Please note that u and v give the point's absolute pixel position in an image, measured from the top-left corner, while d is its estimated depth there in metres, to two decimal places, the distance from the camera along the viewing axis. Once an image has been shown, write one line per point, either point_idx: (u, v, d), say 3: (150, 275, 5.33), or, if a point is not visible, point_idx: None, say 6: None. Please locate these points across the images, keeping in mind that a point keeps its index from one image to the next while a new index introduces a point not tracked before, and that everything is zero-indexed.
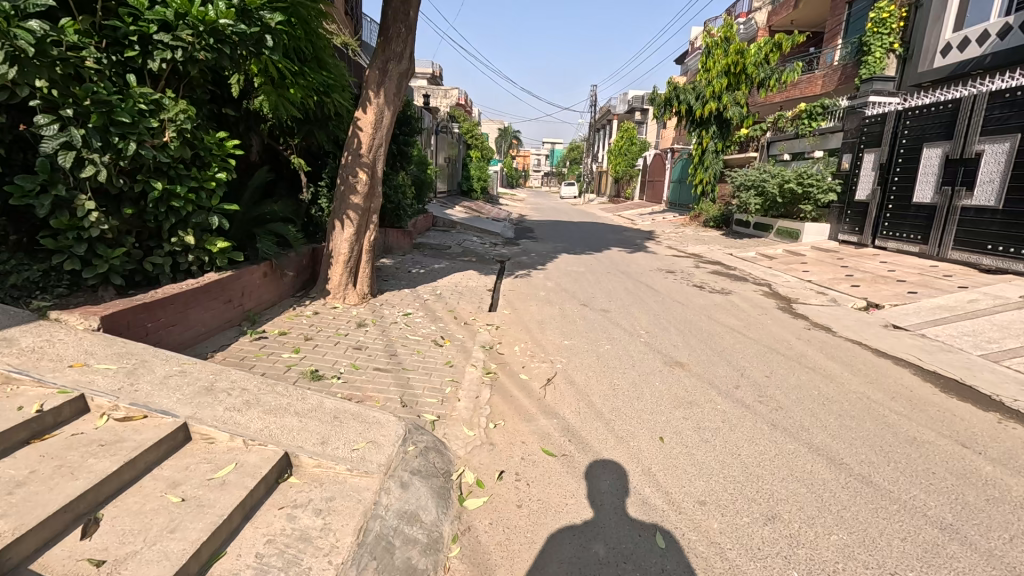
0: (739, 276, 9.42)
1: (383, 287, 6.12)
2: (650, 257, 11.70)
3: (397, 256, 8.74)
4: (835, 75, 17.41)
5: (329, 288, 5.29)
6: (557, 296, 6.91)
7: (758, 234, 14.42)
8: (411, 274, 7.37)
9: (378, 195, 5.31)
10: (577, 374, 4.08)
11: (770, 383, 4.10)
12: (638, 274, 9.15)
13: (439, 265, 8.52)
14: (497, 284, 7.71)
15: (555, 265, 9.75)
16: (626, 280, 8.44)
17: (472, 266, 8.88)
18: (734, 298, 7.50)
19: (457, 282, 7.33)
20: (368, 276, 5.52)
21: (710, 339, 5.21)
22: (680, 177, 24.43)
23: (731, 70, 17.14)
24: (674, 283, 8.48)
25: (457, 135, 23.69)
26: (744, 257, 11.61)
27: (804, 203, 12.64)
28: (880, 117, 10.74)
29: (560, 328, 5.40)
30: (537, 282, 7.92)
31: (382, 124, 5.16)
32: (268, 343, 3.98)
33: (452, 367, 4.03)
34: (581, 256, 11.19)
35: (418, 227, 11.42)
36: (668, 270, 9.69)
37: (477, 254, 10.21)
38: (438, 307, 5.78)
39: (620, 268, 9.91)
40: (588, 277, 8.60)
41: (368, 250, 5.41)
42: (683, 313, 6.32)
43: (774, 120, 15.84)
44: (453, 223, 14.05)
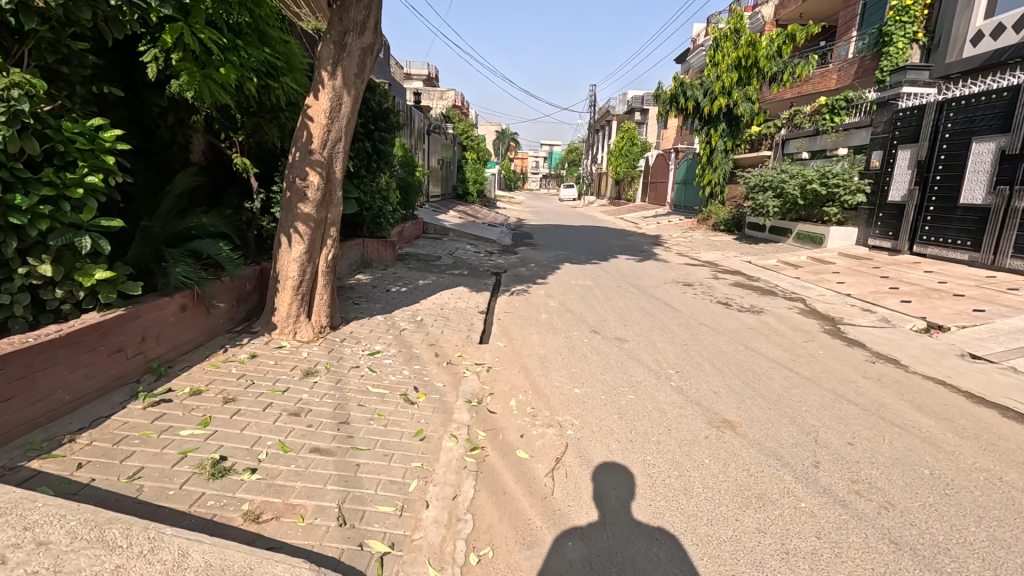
0: (765, 289, 8.35)
1: (350, 314, 5.02)
2: (662, 266, 10.65)
3: (377, 270, 7.65)
4: (852, 69, 16.36)
5: (275, 319, 4.18)
6: (562, 319, 5.84)
7: (776, 239, 13.37)
8: (391, 295, 6.29)
9: (337, 202, 4.22)
10: (594, 447, 2.99)
11: (854, 452, 3.04)
12: (652, 287, 8.10)
13: (426, 281, 7.45)
14: (492, 304, 6.63)
15: (557, 277, 8.68)
16: (640, 295, 7.38)
17: (464, 281, 7.80)
18: (767, 317, 6.47)
19: (444, 303, 6.24)
20: (326, 304, 4.41)
21: (757, 380, 4.17)
22: (685, 178, 23.35)
23: (741, 63, 16.14)
24: (694, 298, 7.45)
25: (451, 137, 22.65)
26: (765, 266, 10.56)
27: (828, 205, 11.60)
28: (917, 109, 9.72)
29: (568, 366, 4.33)
30: (538, 299, 6.85)
31: (339, 113, 4.06)
32: (168, 412, 2.88)
33: (422, 441, 2.93)
34: (586, 266, 10.11)
35: (404, 236, 10.35)
36: (685, 282, 8.64)
37: (471, 266, 9.13)
38: (416, 340, 4.68)
39: (631, 279, 8.84)
40: (597, 292, 7.53)
41: (324, 272, 4.29)
42: (715, 341, 5.26)
43: (789, 116, 14.80)
44: (446, 230, 12.99)
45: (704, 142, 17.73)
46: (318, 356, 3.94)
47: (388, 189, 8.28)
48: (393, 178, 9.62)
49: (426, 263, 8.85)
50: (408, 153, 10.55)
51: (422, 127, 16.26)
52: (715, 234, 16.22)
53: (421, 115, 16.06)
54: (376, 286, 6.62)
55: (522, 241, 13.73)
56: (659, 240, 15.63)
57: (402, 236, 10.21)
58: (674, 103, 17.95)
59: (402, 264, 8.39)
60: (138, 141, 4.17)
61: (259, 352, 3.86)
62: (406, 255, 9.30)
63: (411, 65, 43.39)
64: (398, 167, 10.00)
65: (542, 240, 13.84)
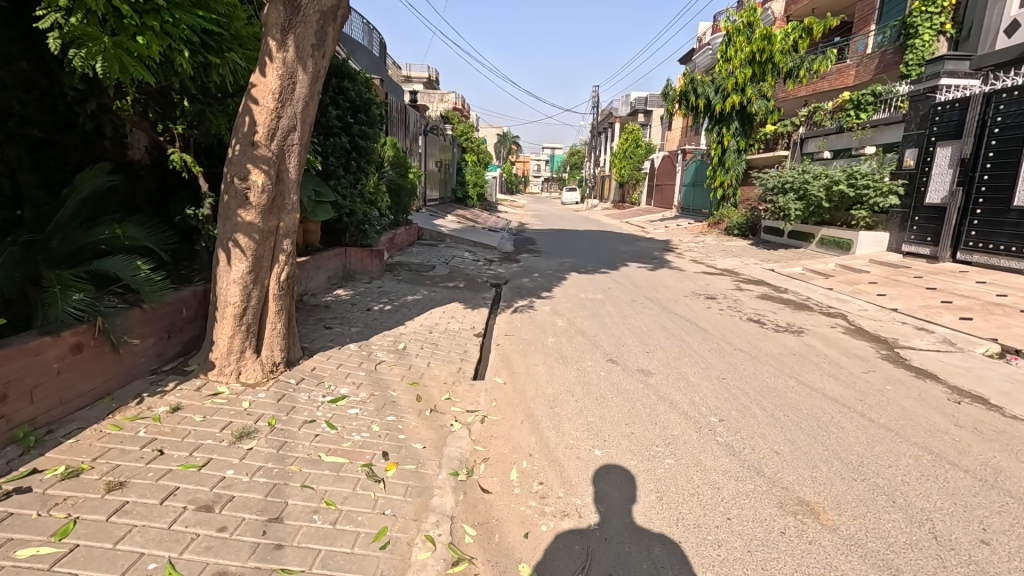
0: (797, 302, 7.48)
1: (316, 344, 4.13)
2: (677, 275, 9.77)
3: (361, 283, 6.79)
4: (872, 64, 15.50)
5: (213, 356, 3.30)
6: (571, 344, 4.97)
7: (797, 244, 12.49)
8: (375, 314, 5.44)
9: (292, 208, 3.35)
10: (612, 478, 2.70)
11: (994, 559, 2.15)
12: (670, 300, 7.24)
13: (417, 295, 6.60)
14: (491, 323, 5.78)
15: (564, 289, 7.82)
16: (658, 311, 6.50)
17: (460, 295, 6.93)
18: (808, 338, 5.59)
19: (436, 323, 5.37)
20: (282, 335, 3.53)
21: (823, 433, 3.28)
22: (694, 180, 22.46)
23: (755, 58, 15.30)
24: (720, 313, 6.58)
25: (450, 138, 21.81)
26: (789, 274, 9.69)
27: (856, 208, 10.72)
28: (958, 102, 8.87)
29: (582, 411, 3.46)
30: (543, 317, 5.98)
31: (294, 95, 3.20)
32: (17, 512, 2.00)
33: (384, 552, 2.04)
34: (594, 276, 9.25)
35: (395, 243, 9.49)
36: (706, 294, 7.77)
37: (468, 277, 8.27)
38: (394, 377, 3.80)
39: (647, 291, 7.96)
40: (609, 306, 6.66)
41: (277, 296, 3.41)
42: (755, 372, 4.39)
43: (808, 113, 13.93)
44: (443, 236, 12.14)
45: (715, 143, 16.87)
46: (261, 407, 3.05)
47: (375, 192, 7.43)
48: (381, 180, 8.76)
49: (417, 274, 8.00)
50: (401, 153, 9.70)
51: (419, 127, 15.48)
52: (729, 238, 15.34)
53: (417, 116, 15.25)
54: (358, 303, 5.78)
55: (525, 247, 12.87)
56: (670, 245, 14.76)
57: (393, 244, 9.34)
58: (683, 101, 17.10)
59: (391, 276, 7.53)
60: (42, 132, 3.32)
61: (185, 403, 2.97)
62: (396, 265, 8.44)
63: (412, 67, 42.69)
64: (389, 169, 9.16)
65: (546, 247, 12.99)
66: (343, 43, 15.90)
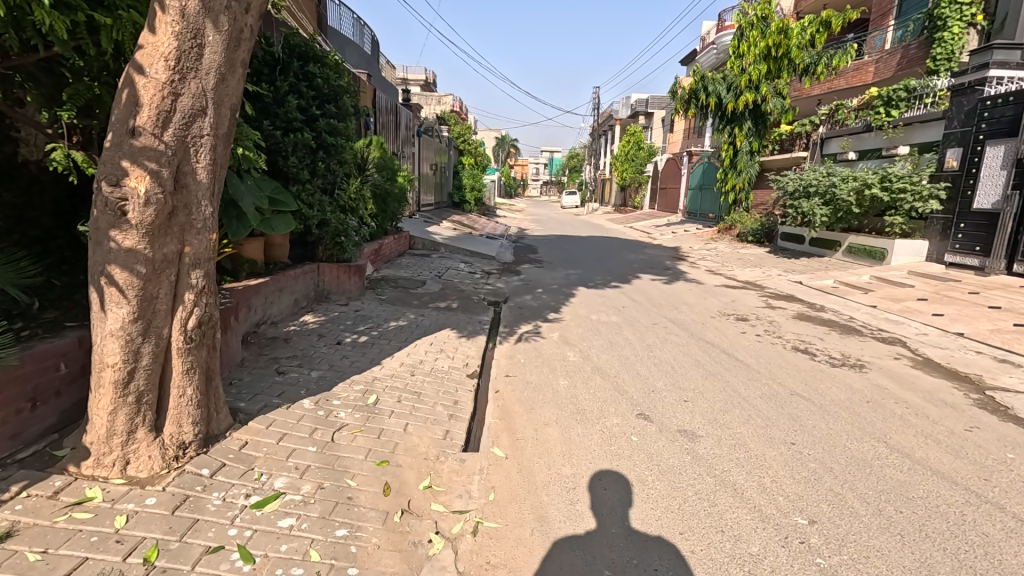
0: (841, 323, 6.53)
1: (255, 404, 3.11)
2: (697, 290, 8.78)
3: (335, 306, 5.80)
4: (894, 59, 14.56)
5: (88, 440, 2.30)
6: (588, 390, 3.98)
7: (821, 253, 11.54)
8: (347, 349, 4.43)
9: (204, 227, 2.36)
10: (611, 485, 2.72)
11: None
12: (695, 322, 6.26)
13: (402, 319, 5.59)
14: (488, 358, 4.80)
15: (572, 308, 6.84)
16: (686, 338, 5.51)
17: (452, 318, 5.91)
18: (874, 374, 4.62)
19: (421, 360, 4.39)
20: (195, 401, 2.53)
21: (960, 546, 2.31)
22: (701, 183, 21.48)
23: (771, 53, 14.34)
24: (757, 339, 5.62)
25: (446, 140, 20.78)
26: (821, 288, 8.74)
27: (890, 214, 9.78)
28: (1015, 95, 7.98)
29: (609, 495, 2.62)
30: (551, 349, 4.99)
31: (198, 66, 2.22)
32: None
33: None
34: (605, 291, 8.27)
35: (381, 255, 8.50)
36: (735, 314, 6.80)
37: (461, 294, 7.25)
38: (356, 455, 2.80)
39: (667, 309, 6.97)
40: (627, 332, 5.67)
41: (184, 350, 2.41)
42: (828, 430, 3.41)
43: (829, 112, 12.99)
44: (437, 244, 11.14)
45: (726, 143, 15.92)
46: (144, 525, 2.04)
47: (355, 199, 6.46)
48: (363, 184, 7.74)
49: (404, 292, 6.98)
50: (387, 154, 8.70)
51: (411, 128, 14.46)
52: (743, 245, 14.35)
53: (410, 116, 14.24)
54: (328, 334, 4.77)
55: (525, 256, 11.87)
56: (681, 253, 13.79)
57: (377, 256, 8.35)
58: (692, 100, 16.12)
59: (372, 295, 6.51)
60: None
61: (26, 525, 1.96)
62: (379, 281, 7.44)
63: (411, 70, 41.69)
64: (372, 172, 8.16)
65: (548, 256, 11.99)
66: (330, 38, 14.86)
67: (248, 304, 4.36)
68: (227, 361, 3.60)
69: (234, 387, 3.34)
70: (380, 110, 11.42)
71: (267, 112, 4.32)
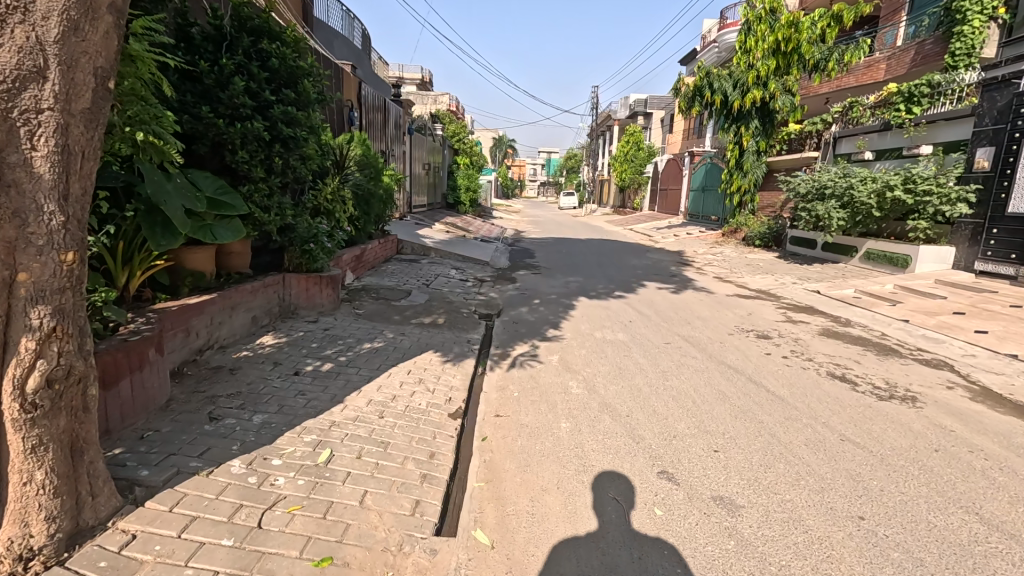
0: (874, 341, 5.85)
1: (165, 472, 2.37)
2: (708, 300, 8.07)
3: (302, 324, 5.07)
4: (908, 55, 13.97)
5: None
6: (596, 437, 3.26)
7: (836, 258, 10.88)
8: (306, 382, 3.69)
9: (48, 242, 1.62)
10: (611, 487, 2.72)
11: None
12: (711, 341, 5.55)
13: (378, 339, 4.85)
14: (475, 391, 4.07)
15: (573, 323, 6.13)
16: (705, 362, 4.81)
17: (436, 336, 5.16)
18: (930, 409, 3.92)
19: (394, 396, 3.64)
20: (53, 489, 1.79)
21: None
22: (704, 185, 20.79)
23: (779, 49, 13.69)
24: (786, 363, 4.91)
25: (440, 139, 20.04)
26: (842, 299, 8.07)
27: (913, 218, 9.12)
28: None
29: (610, 495, 2.65)
30: (549, 378, 4.27)
31: (21, 3, 1.50)
32: None
33: None
34: (608, 302, 7.56)
35: (362, 262, 7.77)
36: (755, 330, 6.10)
37: (449, 307, 6.51)
38: (289, 549, 2.07)
39: (678, 324, 6.27)
40: (637, 355, 4.96)
41: (24, 421, 1.67)
42: (900, 496, 2.71)
43: (842, 109, 12.35)
44: (427, 249, 10.40)
45: (732, 143, 15.29)
46: None
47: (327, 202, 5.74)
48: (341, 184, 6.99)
49: (386, 304, 6.23)
50: (370, 151, 7.95)
51: (401, 125, 13.70)
52: (750, 250, 13.66)
53: (400, 112, 13.49)
54: (287, 361, 4.02)
55: (521, 261, 11.13)
56: (685, 258, 13.09)
57: (358, 263, 7.61)
58: (697, 97, 15.42)
59: (348, 309, 5.76)
60: None
61: None
62: (359, 292, 6.70)
63: (407, 67, 40.93)
64: (351, 172, 7.40)
65: (546, 261, 11.27)
66: (316, 30, 14.05)
67: (184, 328, 3.61)
68: (143, 406, 2.86)
69: (145, 444, 2.60)
70: (366, 105, 10.68)
71: (207, 97, 3.58)
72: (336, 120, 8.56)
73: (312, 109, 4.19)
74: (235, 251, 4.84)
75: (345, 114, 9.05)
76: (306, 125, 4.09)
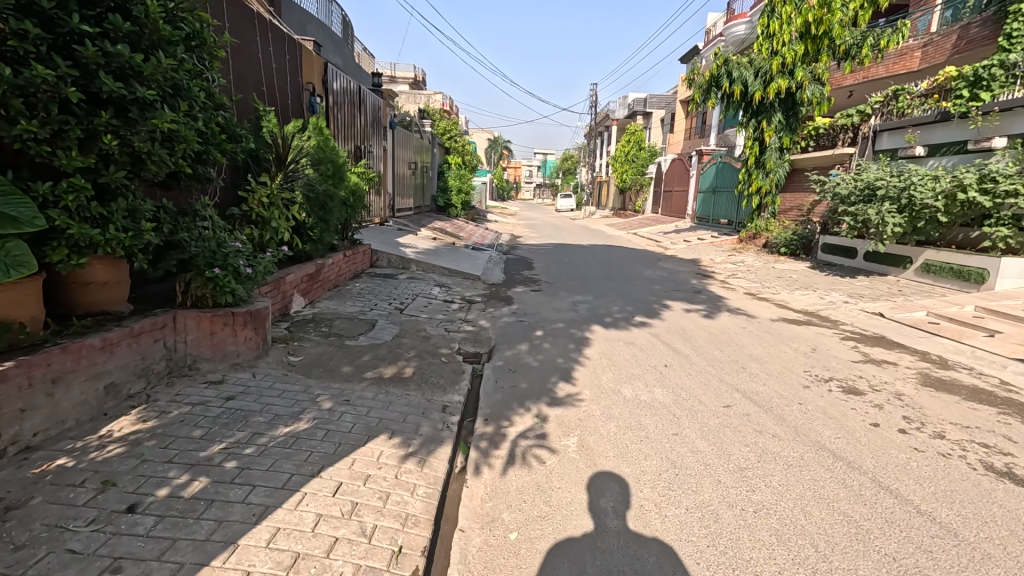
0: (1001, 395, 4.29)
1: None
2: (750, 327, 6.48)
3: (195, 387, 3.42)
4: (949, 41, 12.47)
5: None
6: (622, 496, 2.67)
7: (887, 270, 9.39)
8: (136, 533, 2.06)
9: None
10: (607, 489, 2.71)
11: None
12: (784, 402, 3.97)
13: (305, 414, 3.23)
14: (446, 524, 2.47)
15: (590, 370, 4.51)
16: (793, 446, 3.23)
17: (396, 406, 3.52)
18: None
19: (293, 561, 2.01)
20: None
21: None
22: (715, 185, 19.26)
23: (809, 32, 12.16)
24: (914, 446, 3.31)
25: (428, 137, 18.37)
26: (916, 325, 6.53)
27: (989, 224, 7.63)
28: None
29: (607, 498, 2.64)
30: (565, 492, 2.67)
31: None
32: None
33: None
34: (630, 332, 5.94)
35: (312, 284, 6.11)
36: (835, 379, 4.53)
37: (424, 347, 4.89)
38: None
39: (728, 369, 4.69)
40: (692, 434, 3.36)
41: None
42: None
43: (881, 100, 10.90)
44: (406, 261, 8.77)
45: (751, 139, 13.77)
46: None
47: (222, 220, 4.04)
48: (279, 185, 5.37)
49: (336, 346, 4.61)
50: (329, 144, 6.30)
51: (381, 118, 12.05)
52: (776, 258, 12.14)
53: (380, 104, 11.89)
54: (126, 476, 2.39)
55: (518, 275, 9.52)
56: (704, 270, 11.56)
57: (309, 282, 5.99)
58: (712, 88, 13.86)
59: (276, 357, 4.13)
60: None
61: None
62: (304, 327, 5.09)
63: (399, 65, 39.33)
64: (296, 170, 5.76)
65: (548, 274, 9.68)
66: (284, 14, 12.39)
67: None
68: None
69: None
70: (335, 93, 9.13)
71: None
72: (291, 106, 7.02)
73: (173, 58, 2.53)
74: (96, 283, 3.23)
75: (304, 99, 7.51)
76: (157, 81, 2.44)
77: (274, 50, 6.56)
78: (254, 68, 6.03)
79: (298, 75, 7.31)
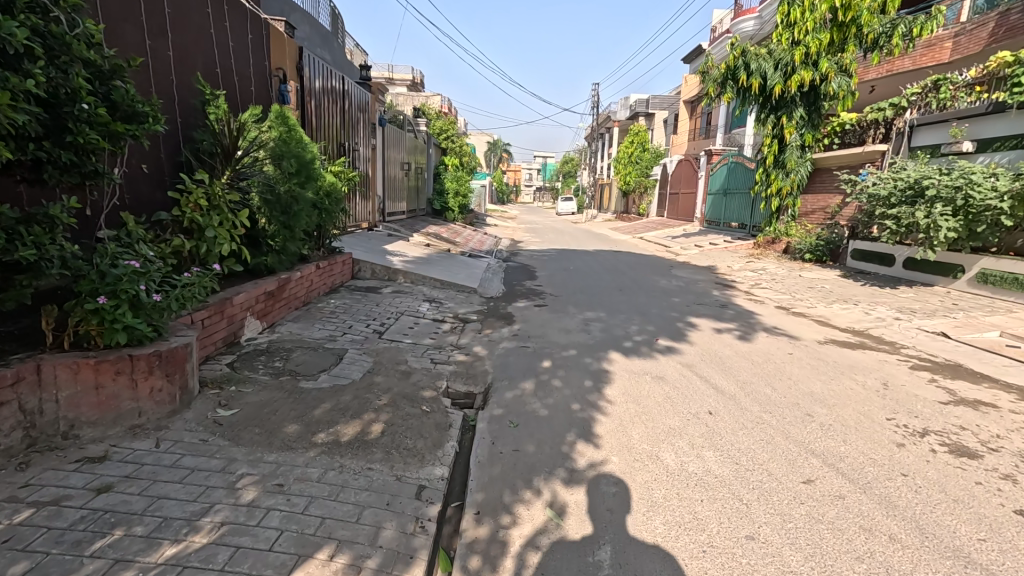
0: None
1: None
2: (796, 350, 5.44)
3: (64, 468, 2.39)
4: (987, 30, 11.38)
5: None
6: (623, 500, 2.61)
7: (934, 280, 8.41)
8: None
9: None
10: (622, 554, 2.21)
11: None
12: (881, 472, 2.94)
13: (211, 515, 2.20)
14: None
15: (616, 420, 3.48)
16: (926, 560, 2.21)
17: (351, 494, 2.47)
18: None
19: None
20: None
21: None
22: (727, 187, 18.26)
23: (835, 19, 11.20)
24: None
25: (423, 137, 17.37)
26: (990, 347, 5.54)
27: None
28: None
29: (605, 501, 2.58)
30: (583, 554, 2.20)
31: None
32: None
33: None
34: (656, 361, 4.90)
35: (273, 303, 5.05)
36: (930, 430, 3.52)
37: (402, 388, 3.85)
38: None
39: (791, 418, 3.66)
40: (774, 536, 2.34)
41: None
42: None
43: (919, 91, 9.91)
44: (392, 272, 7.73)
45: (770, 136, 12.78)
46: None
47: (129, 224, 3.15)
48: (222, 184, 4.38)
49: (286, 391, 3.56)
50: (296, 137, 5.31)
51: (369, 113, 11.04)
52: (801, 266, 11.14)
53: (368, 98, 10.88)
54: None
55: (520, 287, 8.48)
56: (724, 279, 10.54)
57: (268, 300, 4.96)
58: (728, 81, 12.87)
59: (198, 413, 3.07)
60: None
61: None
62: (252, 362, 4.04)
63: (396, 67, 38.28)
64: (248, 166, 4.77)
65: (553, 286, 8.66)
66: (266, 6, 11.47)
67: None
68: None
69: None
70: (313, 83, 8.11)
71: None
72: (254, 94, 6.02)
73: None
74: None
75: (272, 85, 6.50)
76: None
77: (233, 26, 5.56)
78: (205, 45, 5.05)
79: (265, 58, 6.31)
